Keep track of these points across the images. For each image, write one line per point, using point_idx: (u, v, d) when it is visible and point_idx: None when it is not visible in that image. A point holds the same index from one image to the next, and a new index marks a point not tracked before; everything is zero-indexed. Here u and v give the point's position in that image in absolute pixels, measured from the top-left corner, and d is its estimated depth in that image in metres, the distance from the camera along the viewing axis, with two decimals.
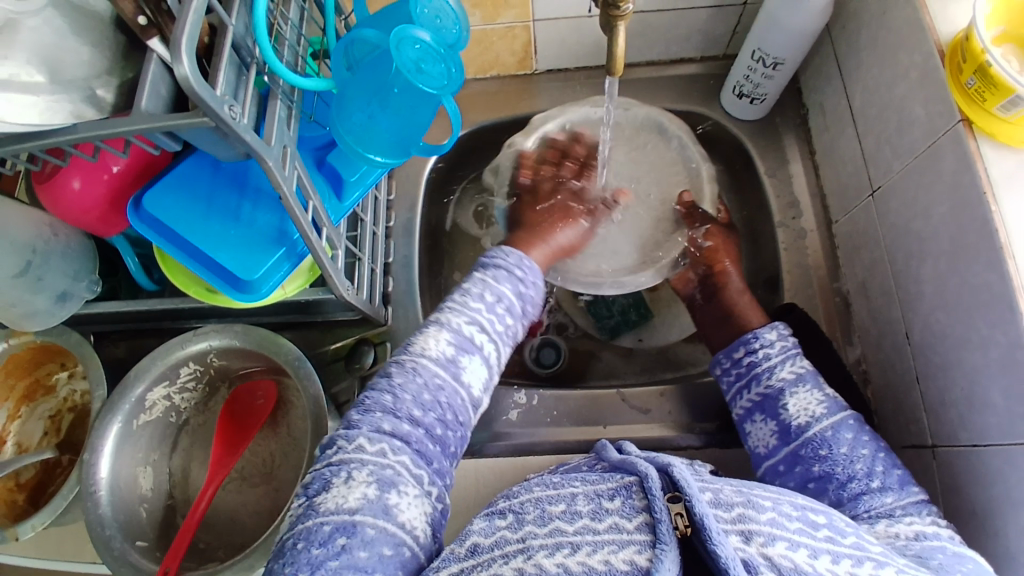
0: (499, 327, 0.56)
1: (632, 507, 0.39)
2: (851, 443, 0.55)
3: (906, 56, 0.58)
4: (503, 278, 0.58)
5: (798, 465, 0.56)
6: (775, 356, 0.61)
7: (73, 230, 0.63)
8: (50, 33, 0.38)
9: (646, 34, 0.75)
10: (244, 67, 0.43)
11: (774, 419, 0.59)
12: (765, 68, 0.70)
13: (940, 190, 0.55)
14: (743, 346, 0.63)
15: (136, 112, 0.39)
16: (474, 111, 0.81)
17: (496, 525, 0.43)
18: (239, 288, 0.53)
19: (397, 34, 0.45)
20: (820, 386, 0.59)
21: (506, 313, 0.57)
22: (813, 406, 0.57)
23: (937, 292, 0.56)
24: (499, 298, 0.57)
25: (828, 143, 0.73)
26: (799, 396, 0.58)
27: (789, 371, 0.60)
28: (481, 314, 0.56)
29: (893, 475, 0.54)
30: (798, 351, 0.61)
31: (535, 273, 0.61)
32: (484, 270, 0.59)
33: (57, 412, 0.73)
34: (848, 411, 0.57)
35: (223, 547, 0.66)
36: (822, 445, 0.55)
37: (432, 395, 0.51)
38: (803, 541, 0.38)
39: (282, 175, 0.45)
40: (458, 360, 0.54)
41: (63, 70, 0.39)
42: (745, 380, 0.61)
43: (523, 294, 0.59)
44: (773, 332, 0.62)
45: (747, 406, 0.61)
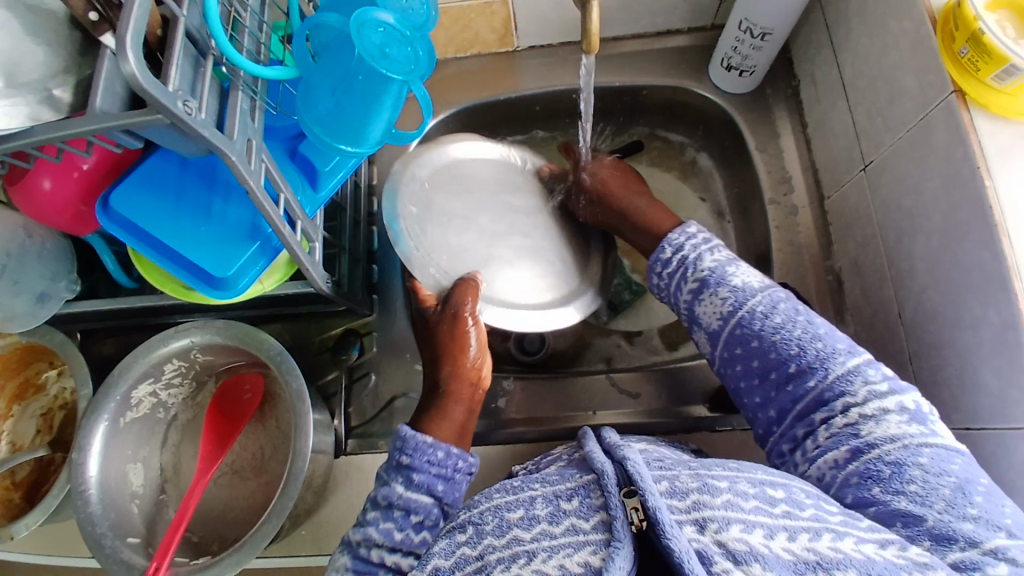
0: (400, 532, 0.51)
1: (589, 507, 0.40)
2: (761, 331, 0.53)
3: (897, 24, 0.56)
4: (403, 481, 0.52)
5: (729, 365, 0.56)
6: (676, 269, 0.60)
7: (48, 230, 0.62)
8: (6, 37, 0.37)
9: (629, 6, 0.73)
10: (201, 58, 0.42)
11: (700, 328, 0.58)
12: (753, 39, 0.67)
13: (931, 166, 0.53)
14: (654, 268, 0.62)
15: (90, 112, 0.38)
16: (456, 92, 0.79)
17: (456, 542, 0.44)
18: (213, 286, 0.52)
19: (359, 17, 0.43)
20: (726, 280, 0.56)
21: (407, 513, 0.51)
22: (721, 306, 0.56)
23: (929, 270, 0.55)
24: (392, 500, 0.51)
25: (821, 115, 0.70)
26: (706, 302, 0.57)
27: (693, 279, 0.58)
28: (380, 528, 0.51)
29: (810, 352, 0.51)
30: (698, 251, 0.59)
31: (431, 450, 0.53)
32: (391, 472, 0.53)
33: (48, 410, 0.73)
34: (758, 296, 0.55)
35: (217, 541, 0.66)
36: (737, 343, 0.55)
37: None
38: (758, 521, 0.37)
39: (248, 169, 0.44)
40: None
41: (19, 72, 0.38)
42: (670, 295, 0.61)
43: (417, 482, 0.52)
44: (669, 245, 0.61)
45: (682, 319, 0.61)
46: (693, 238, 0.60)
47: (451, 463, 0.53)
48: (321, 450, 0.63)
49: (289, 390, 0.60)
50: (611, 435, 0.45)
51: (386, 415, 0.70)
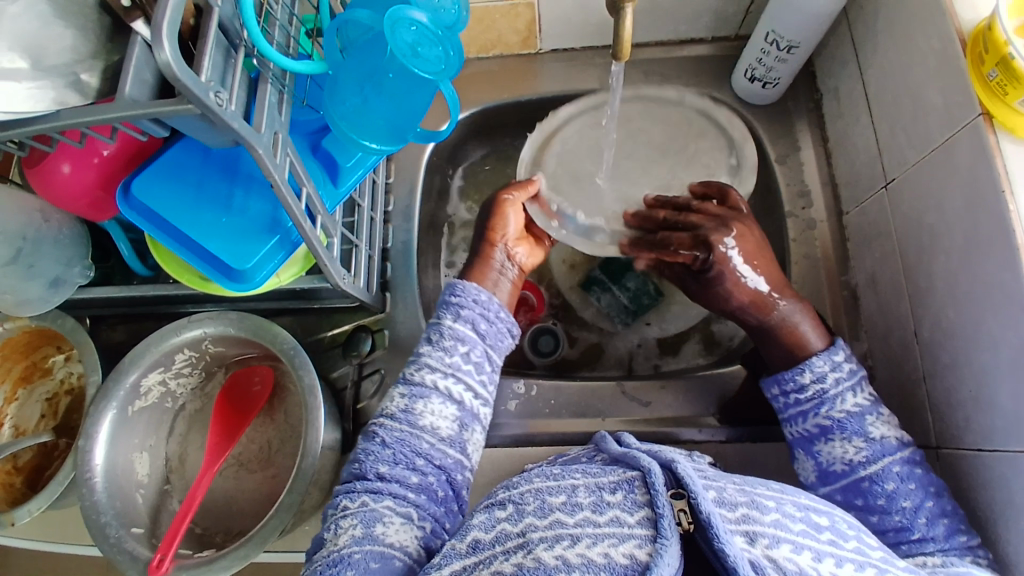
0: (450, 358, 0.57)
1: (633, 502, 0.39)
2: (892, 494, 0.53)
3: (925, 45, 0.56)
4: (462, 317, 0.59)
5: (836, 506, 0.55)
6: (807, 399, 0.57)
7: (63, 214, 0.61)
8: (33, 20, 0.37)
9: (654, 13, 0.73)
10: (232, 48, 0.41)
11: (811, 458, 0.57)
12: (778, 52, 0.67)
13: (954, 186, 0.53)
14: (776, 385, 0.58)
15: (120, 99, 0.37)
16: (476, 91, 0.78)
17: (496, 517, 0.42)
18: (231, 278, 0.51)
19: (391, 16, 0.43)
20: (863, 430, 0.55)
21: (455, 342, 0.57)
22: (850, 453, 0.55)
23: (948, 290, 0.54)
24: (443, 332, 0.58)
25: (842, 130, 0.70)
26: (835, 443, 0.55)
27: (825, 416, 0.56)
28: (433, 356, 0.57)
29: (937, 526, 0.51)
30: (840, 390, 0.56)
31: (477, 293, 0.60)
32: (445, 308, 0.60)
33: (55, 395, 0.73)
34: (893, 454, 0.54)
35: (220, 532, 0.66)
36: (859, 494, 0.54)
37: (394, 447, 0.54)
38: (807, 544, 0.37)
39: (273, 162, 0.44)
40: (414, 408, 0.55)
41: (48, 56, 0.38)
42: (786, 417, 0.59)
43: (465, 317, 0.58)
44: (808, 372, 0.57)
45: (788, 438, 0.59)
46: (836, 369, 0.57)
47: (496, 308, 0.60)
48: (330, 445, 0.63)
49: (301, 385, 0.60)
50: (629, 438, 0.50)
51: None
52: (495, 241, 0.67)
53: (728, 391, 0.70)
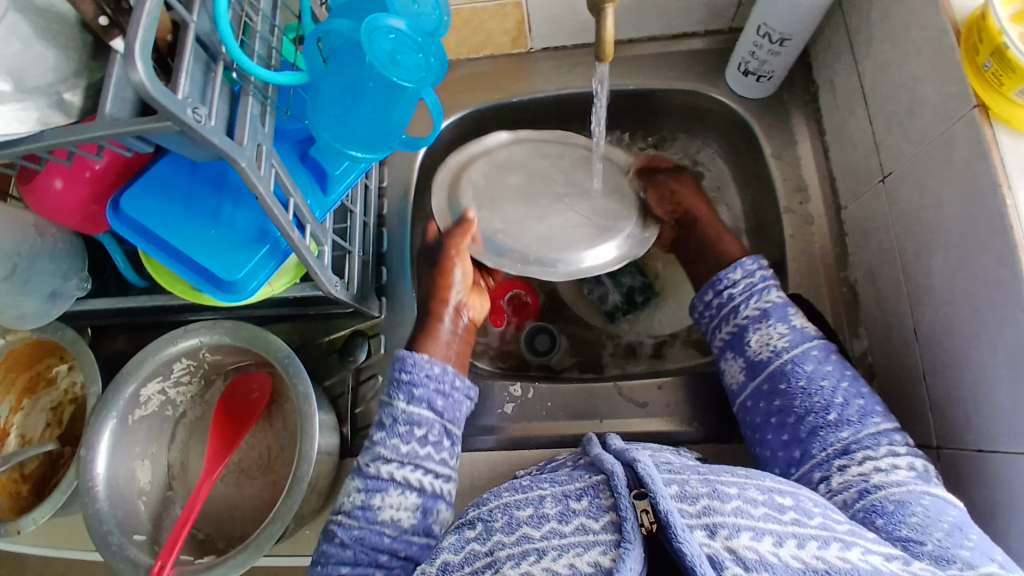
0: (406, 446, 0.57)
1: (598, 507, 0.39)
2: (811, 374, 0.56)
3: (919, 34, 0.55)
4: (415, 400, 0.59)
5: (762, 398, 0.58)
6: (739, 294, 0.62)
7: (59, 229, 0.62)
8: (15, 42, 0.37)
9: (645, 8, 0.72)
10: (211, 63, 0.41)
11: (741, 355, 0.61)
12: (771, 45, 0.66)
13: (950, 179, 0.52)
14: (712, 289, 0.65)
15: (100, 118, 0.37)
16: (467, 93, 0.78)
17: (465, 538, 0.42)
18: (222, 289, 0.52)
19: (369, 25, 0.43)
20: (786, 318, 0.60)
21: (411, 427, 0.58)
22: (774, 337, 0.59)
23: (947, 286, 0.54)
24: (396, 417, 0.58)
25: (839, 124, 0.69)
26: (763, 331, 0.60)
27: (754, 307, 0.61)
28: (385, 446, 0.57)
29: (853, 405, 0.54)
30: (767, 284, 0.62)
31: (429, 367, 0.60)
32: (395, 394, 0.60)
33: (59, 405, 0.74)
34: (813, 341, 0.58)
35: (222, 538, 0.67)
36: (782, 378, 0.57)
37: (353, 548, 0.53)
38: (768, 529, 0.37)
39: (257, 175, 0.44)
40: (372, 503, 0.55)
41: (28, 78, 0.38)
42: (719, 319, 0.64)
43: (419, 397, 0.59)
44: (738, 272, 0.63)
45: (722, 342, 0.63)
46: (763, 269, 0.63)
47: (447, 376, 0.61)
48: (327, 452, 0.63)
49: (296, 393, 0.60)
50: (616, 442, 0.45)
51: None
52: (447, 298, 0.69)
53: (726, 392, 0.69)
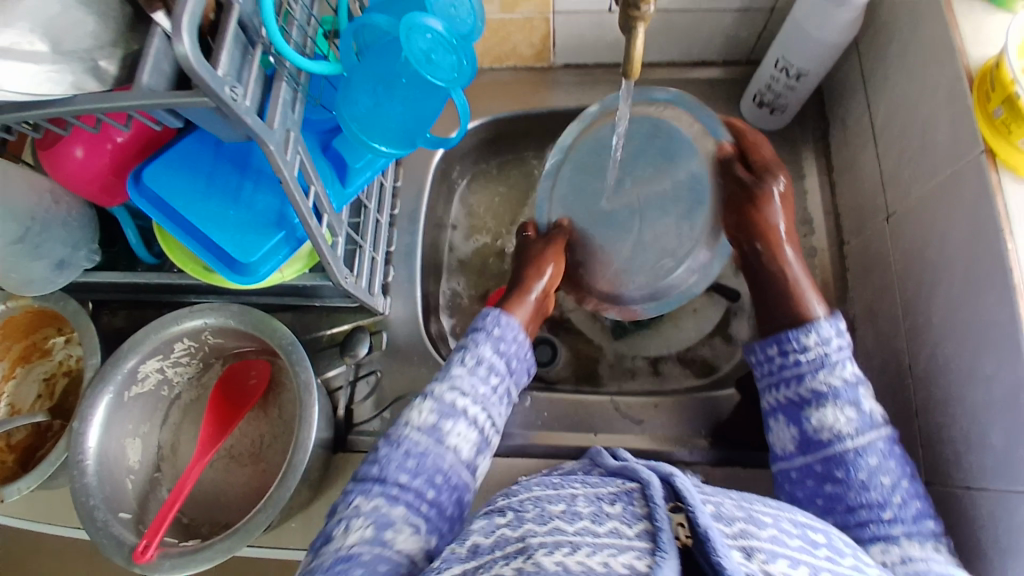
0: (483, 388, 0.56)
1: (632, 513, 0.37)
2: (873, 469, 0.52)
3: (933, 78, 0.57)
4: (496, 344, 0.58)
5: (811, 478, 0.53)
6: (807, 362, 0.54)
7: (74, 198, 0.63)
8: (56, 4, 0.38)
9: (667, 34, 0.73)
10: (250, 46, 0.42)
11: (796, 425, 0.55)
12: (788, 78, 0.68)
13: (955, 221, 0.54)
14: (776, 345, 0.56)
15: (137, 87, 0.38)
16: (488, 102, 0.79)
17: (496, 524, 0.40)
18: (235, 270, 0.52)
19: (407, 23, 0.44)
20: (857, 402, 0.53)
21: (490, 372, 0.57)
22: (838, 422, 0.53)
23: (945, 325, 0.55)
24: (481, 358, 0.57)
25: (849, 160, 0.71)
26: (829, 411, 0.53)
27: (823, 381, 0.53)
28: (463, 379, 0.55)
29: (911, 507, 0.51)
30: (843, 358, 0.54)
31: (518, 330, 0.60)
32: (479, 334, 0.59)
33: (52, 376, 0.74)
34: (879, 430, 0.53)
35: (207, 524, 0.66)
36: (841, 466, 0.52)
37: (416, 459, 0.50)
38: (804, 560, 0.37)
39: (283, 159, 0.44)
40: (442, 425, 0.53)
41: (65, 41, 0.38)
42: (778, 379, 0.56)
43: (505, 352, 0.58)
44: (812, 334, 0.54)
45: (775, 404, 0.56)
46: (841, 337, 0.55)
47: (527, 343, 0.61)
48: (322, 444, 0.63)
49: (297, 381, 0.60)
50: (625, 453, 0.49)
51: (388, 416, 0.70)
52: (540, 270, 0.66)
53: (722, 416, 0.70)
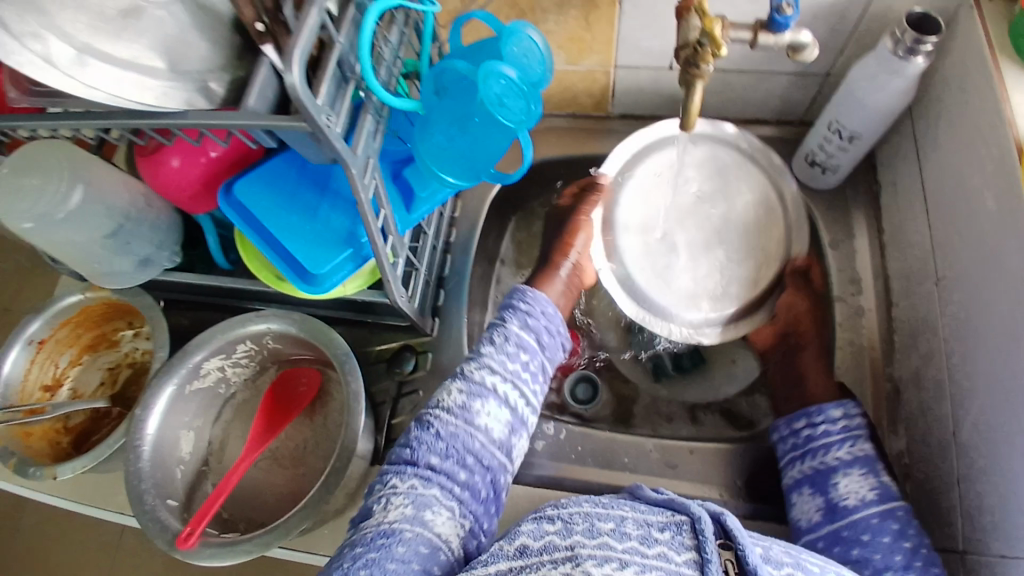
0: (512, 365, 0.60)
1: (680, 543, 0.41)
2: (895, 535, 0.56)
3: (983, 149, 0.58)
4: (522, 324, 0.62)
5: (837, 544, 0.57)
6: (832, 435, 0.62)
7: (165, 203, 0.69)
8: (173, 25, 0.41)
9: (723, 92, 0.77)
10: (343, 81, 0.47)
11: (822, 494, 0.60)
12: (839, 141, 0.70)
13: (1002, 289, 0.54)
14: (804, 418, 0.64)
15: (244, 109, 0.43)
16: (546, 145, 0.84)
17: (544, 529, 0.43)
18: (304, 280, 0.56)
19: (484, 69, 0.48)
20: (877, 471, 0.59)
21: (519, 349, 0.60)
22: (862, 488, 0.58)
23: (988, 393, 0.54)
24: (509, 337, 0.61)
25: (899, 225, 0.71)
26: (851, 478, 0.59)
27: (845, 451, 0.61)
28: (494, 359, 0.59)
29: (932, 571, 0.54)
30: (861, 433, 0.61)
31: (544, 308, 0.64)
32: (507, 316, 0.63)
33: (116, 366, 0.80)
34: (898, 501, 0.58)
35: (244, 521, 0.69)
36: (866, 529, 0.56)
37: (447, 441, 0.55)
38: None
39: (362, 182, 0.48)
40: (471, 405, 0.57)
41: (183, 62, 0.42)
42: (803, 453, 0.63)
43: (531, 328, 0.62)
44: (838, 410, 0.63)
45: (797, 477, 0.62)
46: (860, 416, 0.63)
47: (557, 318, 0.65)
48: (363, 454, 0.66)
49: (348, 390, 0.64)
50: None
51: None
52: (567, 251, 0.74)
53: (755, 467, 0.70)
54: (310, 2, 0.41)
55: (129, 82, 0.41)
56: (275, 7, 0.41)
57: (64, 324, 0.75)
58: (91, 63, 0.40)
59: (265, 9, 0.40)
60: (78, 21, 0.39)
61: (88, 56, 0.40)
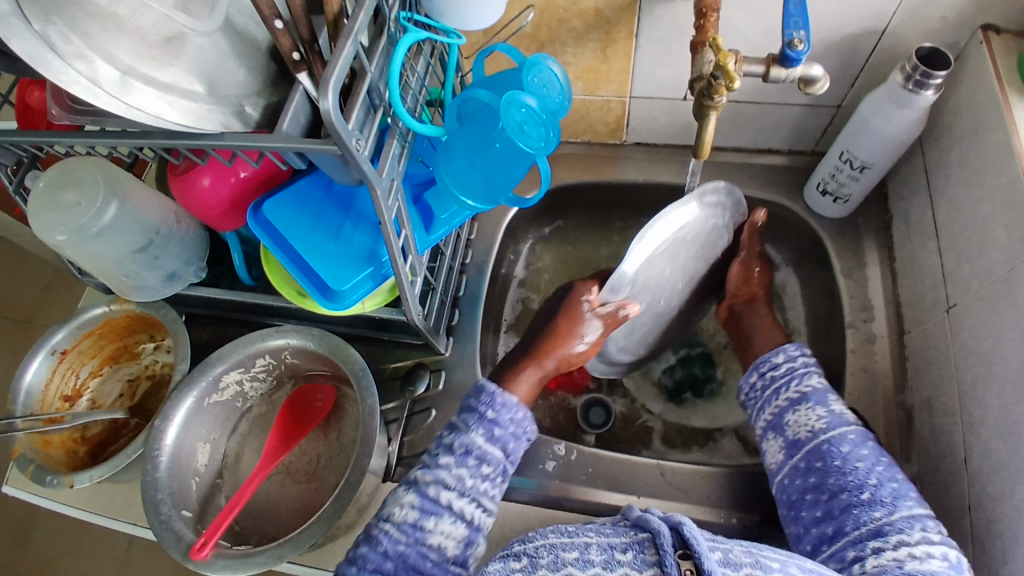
0: (470, 479, 0.58)
1: (643, 561, 0.41)
2: (847, 456, 0.58)
3: (994, 180, 0.59)
4: (481, 430, 0.60)
5: (799, 476, 0.59)
6: (780, 377, 0.65)
7: (194, 220, 0.72)
8: (214, 52, 0.44)
9: (736, 121, 0.78)
10: (372, 108, 0.49)
11: (781, 435, 0.62)
12: (851, 170, 0.71)
13: (1013, 317, 0.54)
14: (756, 370, 0.67)
15: (277, 132, 0.45)
16: (561, 170, 0.86)
17: (510, 566, 0.44)
18: (326, 296, 0.59)
19: (507, 98, 0.50)
20: (825, 402, 0.61)
21: (479, 462, 0.59)
22: (811, 420, 0.60)
23: (1000, 419, 0.55)
24: (470, 449, 0.59)
25: (911, 254, 0.72)
26: (801, 414, 0.61)
27: (794, 390, 0.63)
28: (450, 472, 0.58)
29: (887, 487, 0.55)
30: (808, 370, 0.64)
31: (514, 410, 0.62)
32: (466, 419, 0.61)
33: (136, 377, 0.82)
34: (851, 426, 0.59)
35: (256, 534, 0.70)
36: (819, 457, 0.58)
37: (395, 561, 0.53)
38: None
39: (386, 203, 0.50)
40: (424, 523, 0.55)
41: (220, 87, 0.45)
42: (761, 398, 0.66)
43: (497, 437, 0.60)
44: (781, 355, 0.66)
45: (762, 422, 0.65)
46: (806, 357, 0.66)
47: (523, 421, 0.63)
48: (375, 470, 0.67)
49: (363, 406, 0.65)
50: None
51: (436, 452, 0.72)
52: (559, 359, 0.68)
53: (766, 493, 0.69)
54: (344, 35, 0.43)
55: (171, 104, 0.43)
56: (312, 39, 0.43)
57: (87, 335, 0.77)
58: (135, 86, 0.42)
59: (302, 40, 0.43)
60: (122, 46, 0.41)
61: (138, 81, 0.42)
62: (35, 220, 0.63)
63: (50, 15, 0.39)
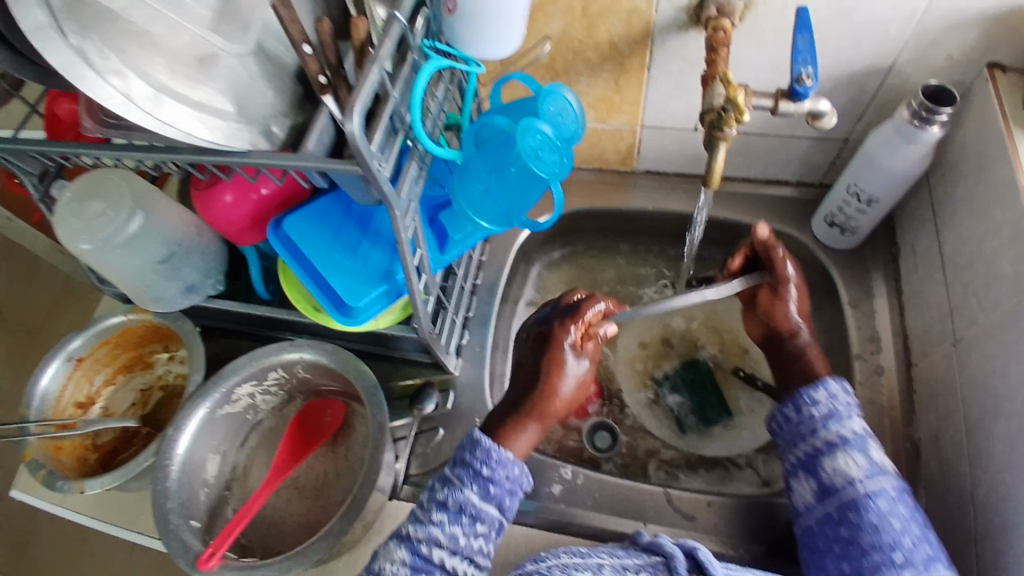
0: (463, 538, 0.58)
1: None
2: (883, 512, 0.57)
3: (1000, 215, 0.60)
4: (476, 487, 0.59)
5: (829, 524, 0.59)
6: (818, 415, 0.63)
7: (214, 234, 0.73)
8: (244, 73, 0.46)
9: (745, 152, 0.80)
10: (394, 131, 0.51)
11: (814, 477, 0.62)
12: (858, 203, 0.72)
13: (1020, 350, 0.55)
14: (793, 404, 0.65)
15: (302, 151, 0.47)
16: (573, 195, 0.87)
17: None
18: (341, 311, 0.60)
19: (523, 125, 0.52)
20: (867, 450, 0.60)
21: (473, 521, 0.58)
22: (849, 468, 0.59)
23: (1007, 452, 0.55)
24: (464, 507, 0.58)
25: (918, 286, 0.73)
26: (839, 459, 0.60)
27: (834, 431, 0.62)
28: (443, 530, 0.57)
29: (920, 550, 0.54)
30: (850, 412, 0.62)
31: (510, 466, 0.60)
32: (461, 473, 0.60)
33: (149, 387, 0.83)
34: (890, 479, 0.58)
35: (261, 548, 0.70)
36: (852, 509, 0.58)
37: None
38: None
39: (403, 223, 0.51)
40: None
41: (249, 107, 0.47)
42: (795, 435, 0.65)
43: (492, 495, 0.59)
44: (822, 391, 0.64)
45: (795, 460, 0.64)
46: (848, 395, 0.63)
47: (519, 477, 0.61)
48: (383, 487, 0.67)
49: (373, 422, 0.66)
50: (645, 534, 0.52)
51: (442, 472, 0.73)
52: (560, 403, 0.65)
53: (772, 524, 0.69)
54: (370, 61, 0.45)
55: (203, 122, 0.45)
56: (338, 64, 0.45)
57: (105, 343, 0.78)
58: (167, 102, 0.44)
59: (329, 65, 0.45)
60: (158, 65, 0.44)
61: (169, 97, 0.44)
62: (61, 228, 0.65)
63: (88, 31, 0.42)
